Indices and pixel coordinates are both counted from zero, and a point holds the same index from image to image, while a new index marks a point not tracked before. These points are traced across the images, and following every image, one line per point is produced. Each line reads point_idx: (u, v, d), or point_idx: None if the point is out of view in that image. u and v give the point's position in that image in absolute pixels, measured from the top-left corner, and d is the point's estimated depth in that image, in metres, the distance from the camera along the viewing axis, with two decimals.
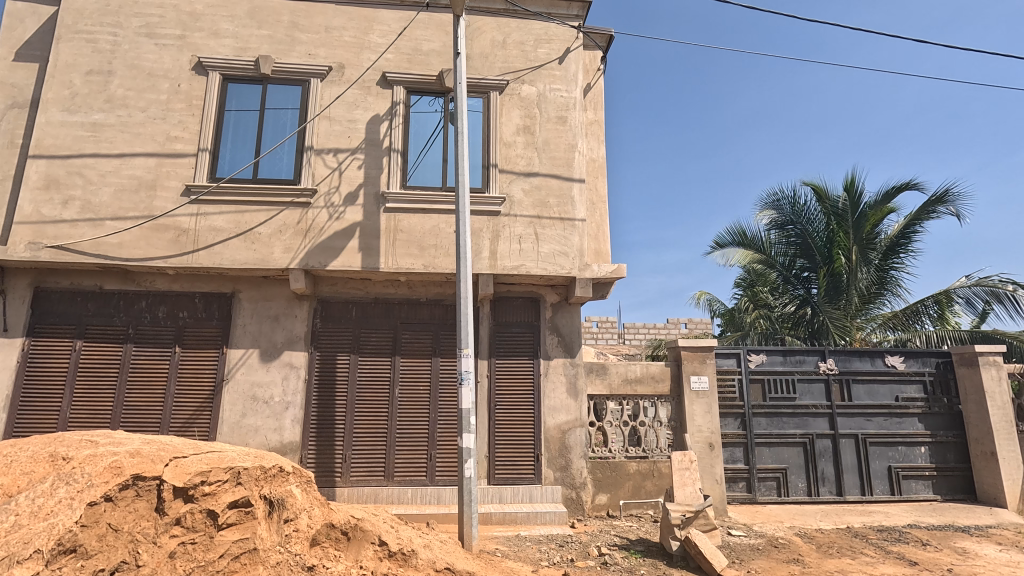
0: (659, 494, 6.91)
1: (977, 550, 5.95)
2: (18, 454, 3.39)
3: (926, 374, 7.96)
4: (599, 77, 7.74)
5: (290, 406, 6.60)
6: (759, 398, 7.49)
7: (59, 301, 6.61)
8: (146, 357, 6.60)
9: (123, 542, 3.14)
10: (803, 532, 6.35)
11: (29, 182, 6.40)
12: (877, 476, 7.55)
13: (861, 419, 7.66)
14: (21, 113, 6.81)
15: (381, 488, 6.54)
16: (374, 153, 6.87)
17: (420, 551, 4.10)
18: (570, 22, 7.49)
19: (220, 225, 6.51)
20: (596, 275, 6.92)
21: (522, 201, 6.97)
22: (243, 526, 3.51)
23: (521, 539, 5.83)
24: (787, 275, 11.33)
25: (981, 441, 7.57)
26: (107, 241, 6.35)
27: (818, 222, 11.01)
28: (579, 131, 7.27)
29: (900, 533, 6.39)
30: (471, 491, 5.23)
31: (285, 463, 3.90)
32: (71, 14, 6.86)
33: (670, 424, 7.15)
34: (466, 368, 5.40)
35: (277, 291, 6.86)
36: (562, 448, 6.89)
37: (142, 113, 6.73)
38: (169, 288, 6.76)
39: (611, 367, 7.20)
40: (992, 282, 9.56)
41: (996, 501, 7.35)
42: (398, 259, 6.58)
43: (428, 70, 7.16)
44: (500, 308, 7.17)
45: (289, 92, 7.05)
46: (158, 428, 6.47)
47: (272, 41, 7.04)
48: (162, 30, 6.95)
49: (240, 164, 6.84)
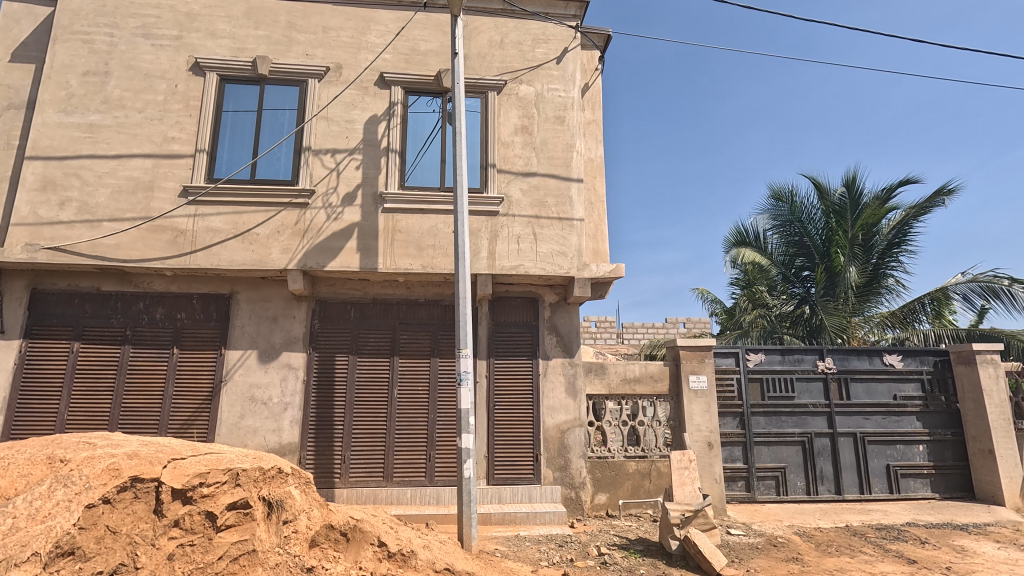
0: (658, 494, 6.92)
1: (976, 547, 5.96)
2: (16, 457, 3.39)
3: (924, 372, 7.97)
4: (597, 76, 7.74)
5: (288, 407, 6.59)
6: (757, 397, 7.51)
7: (57, 302, 6.59)
8: (144, 358, 6.58)
9: (122, 545, 3.13)
10: (802, 531, 6.36)
11: (26, 184, 6.39)
12: (876, 474, 7.56)
13: (860, 417, 7.68)
14: (17, 114, 6.79)
15: (381, 489, 6.53)
16: (372, 153, 6.86)
17: (420, 552, 4.10)
18: (567, 21, 7.49)
19: (217, 226, 6.50)
20: (594, 275, 6.92)
21: (520, 201, 6.97)
22: (243, 527, 3.47)
23: (520, 539, 5.83)
24: (786, 273, 11.45)
25: (979, 439, 7.58)
26: (104, 242, 6.33)
27: (817, 221, 11.15)
28: (576, 131, 7.27)
29: (899, 531, 6.40)
30: (470, 491, 5.23)
31: (284, 464, 3.88)
32: (67, 15, 6.84)
33: (670, 424, 7.15)
34: (465, 368, 5.40)
35: (275, 292, 6.85)
36: (561, 448, 6.89)
37: (138, 114, 6.72)
38: (166, 289, 6.74)
39: (610, 367, 7.20)
40: (987, 277, 9.61)
41: (994, 498, 7.37)
42: (396, 260, 6.57)
43: (426, 70, 7.15)
44: (499, 308, 7.17)
45: (287, 92, 7.04)
46: (157, 429, 6.46)
47: (269, 42, 7.03)
48: (159, 31, 6.93)
49: (237, 164, 6.82)
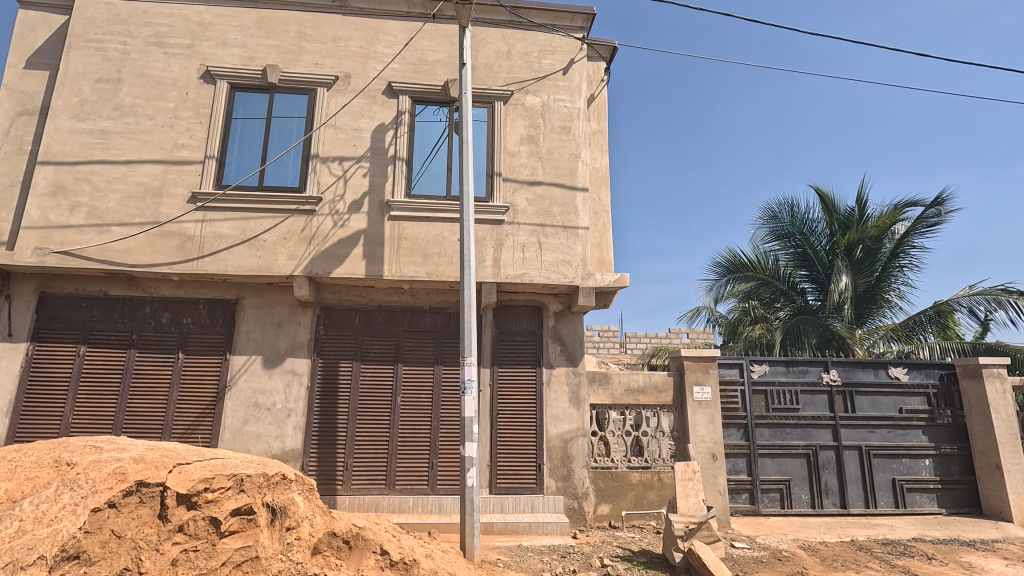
0: (661, 505, 6.87)
1: (984, 564, 5.89)
2: (22, 460, 3.41)
3: (930, 386, 7.92)
4: (603, 87, 7.77)
5: (292, 413, 6.60)
6: (762, 409, 7.47)
7: (65, 306, 6.64)
8: (149, 363, 6.61)
9: (126, 549, 3.12)
10: (807, 545, 6.29)
11: (38, 189, 6.45)
12: (881, 488, 7.50)
13: (865, 430, 7.63)
14: (30, 120, 6.87)
15: (382, 497, 6.53)
16: (379, 162, 6.91)
17: (421, 561, 4.12)
18: (574, 33, 7.56)
19: (225, 232, 6.54)
20: (598, 284, 6.89)
21: (525, 210, 7.00)
22: (246, 534, 3.44)
23: (523, 549, 5.81)
24: (786, 288, 11.36)
25: (986, 454, 7.53)
26: (112, 247, 6.37)
27: (820, 234, 11.39)
28: (582, 141, 7.32)
29: (905, 546, 6.34)
30: (473, 501, 5.20)
31: (288, 470, 3.86)
32: (82, 23, 6.94)
33: (672, 435, 7.13)
34: (469, 376, 5.40)
35: (281, 298, 6.87)
36: (563, 457, 6.87)
37: (149, 121, 6.79)
38: (173, 294, 6.78)
39: (613, 377, 7.18)
40: (994, 290, 9.56)
41: (1001, 515, 7.29)
42: (401, 267, 6.60)
43: (433, 80, 7.22)
44: (502, 317, 7.17)
45: (295, 101, 7.11)
46: (160, 434, 6.47)
47: (279, 51, 7.11)
48: (171, 39, 7.03)
49: (245, 172, 6.88)
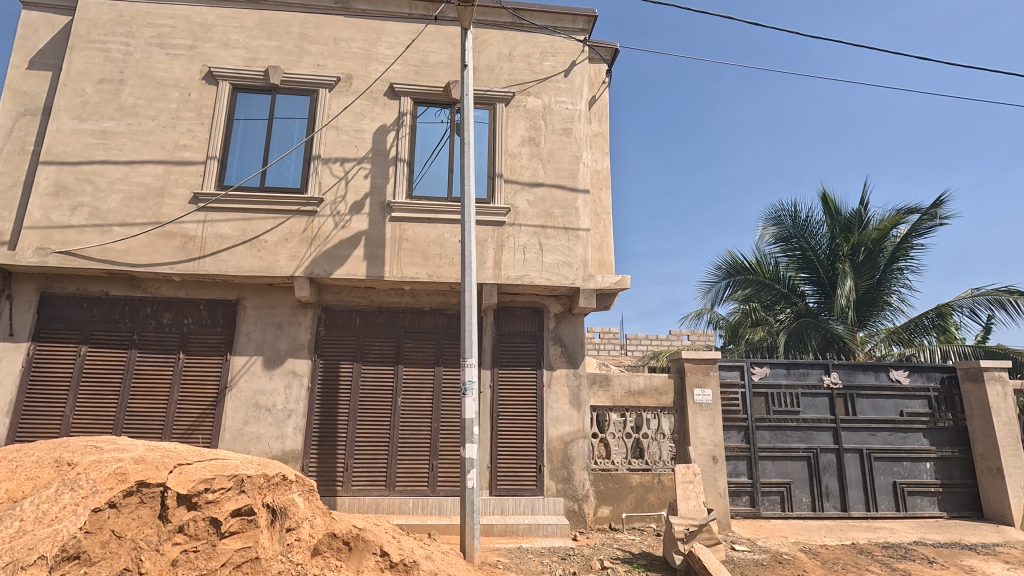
0: (662, 508, 6.86)
1: (985, 568, 5.88)
2: (23, 460, 3.41)
3: (931, 389, 7.90)
4: (604, 89, 7.77)
5: (292, 414, 6.60)
6: (763, 411, 7.46)
7: (66, 307, 6.65)
8: (150, 363, 6.61)
9: (127, 549, 3.12)
10: (807, 547, 6.28)
11: (40, 189, 6.47)
12: (882, 490, 7.48)
13: (866, 433, 7.61)
14: (32, 120, 6.89)
15: (382, 498, 6.52)
16: (380, 163, 6.92)
17: (421, 563, 4.12)
18: (575, 35, 7.58)
19: (226, 232, 6.55)
20: (599, 286, 6.89)
21: (526, 212, 7.00)
22: (246, 535, 3.44)
23: (523, 551, 5.80)
24: (787, 290, 11.31)
25: (988, 457, 7.52)
26: (114, 247, 6.38)
27: (821, 236, 11.37)
28: (583, 143, 7.32)
29: (906, 550, 6.33)
30: (473, 502, 5.19)
31: (288, 471, 3.86)
32: (85, 24, 6.96)
33: (673, 437, 7.13)
34: (470, 378, 5.40)
35: (282, 298, 6.88)
36: (564, 459, 6.87)
37: (151, 121, 6.81)
38: (174, 295, 6.79)
39: (614, 379, 7.18)
40: (994, 290, 9.57)
41: (1002, 518, 7.28)
42: (402, 268, 6.60)
43: (435, 81, 7.23)
44: (503, 319, 7.17)
45: (297, 102, 7.12)
46: (160, 434, 6.48)
47: (281, 52, 7.12)
48: (173, 40, 7.04)
49: (247, 172, 6.89)
